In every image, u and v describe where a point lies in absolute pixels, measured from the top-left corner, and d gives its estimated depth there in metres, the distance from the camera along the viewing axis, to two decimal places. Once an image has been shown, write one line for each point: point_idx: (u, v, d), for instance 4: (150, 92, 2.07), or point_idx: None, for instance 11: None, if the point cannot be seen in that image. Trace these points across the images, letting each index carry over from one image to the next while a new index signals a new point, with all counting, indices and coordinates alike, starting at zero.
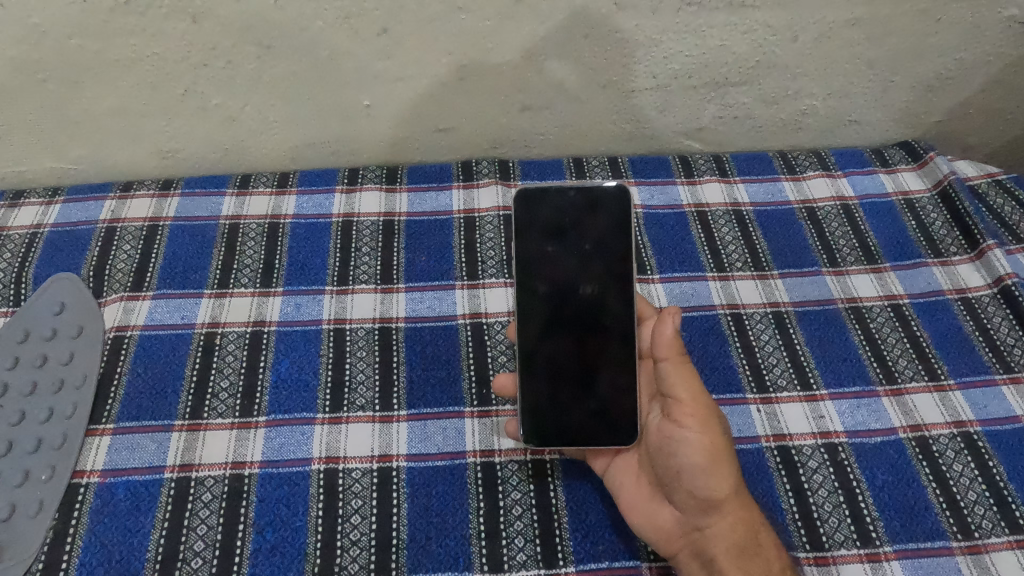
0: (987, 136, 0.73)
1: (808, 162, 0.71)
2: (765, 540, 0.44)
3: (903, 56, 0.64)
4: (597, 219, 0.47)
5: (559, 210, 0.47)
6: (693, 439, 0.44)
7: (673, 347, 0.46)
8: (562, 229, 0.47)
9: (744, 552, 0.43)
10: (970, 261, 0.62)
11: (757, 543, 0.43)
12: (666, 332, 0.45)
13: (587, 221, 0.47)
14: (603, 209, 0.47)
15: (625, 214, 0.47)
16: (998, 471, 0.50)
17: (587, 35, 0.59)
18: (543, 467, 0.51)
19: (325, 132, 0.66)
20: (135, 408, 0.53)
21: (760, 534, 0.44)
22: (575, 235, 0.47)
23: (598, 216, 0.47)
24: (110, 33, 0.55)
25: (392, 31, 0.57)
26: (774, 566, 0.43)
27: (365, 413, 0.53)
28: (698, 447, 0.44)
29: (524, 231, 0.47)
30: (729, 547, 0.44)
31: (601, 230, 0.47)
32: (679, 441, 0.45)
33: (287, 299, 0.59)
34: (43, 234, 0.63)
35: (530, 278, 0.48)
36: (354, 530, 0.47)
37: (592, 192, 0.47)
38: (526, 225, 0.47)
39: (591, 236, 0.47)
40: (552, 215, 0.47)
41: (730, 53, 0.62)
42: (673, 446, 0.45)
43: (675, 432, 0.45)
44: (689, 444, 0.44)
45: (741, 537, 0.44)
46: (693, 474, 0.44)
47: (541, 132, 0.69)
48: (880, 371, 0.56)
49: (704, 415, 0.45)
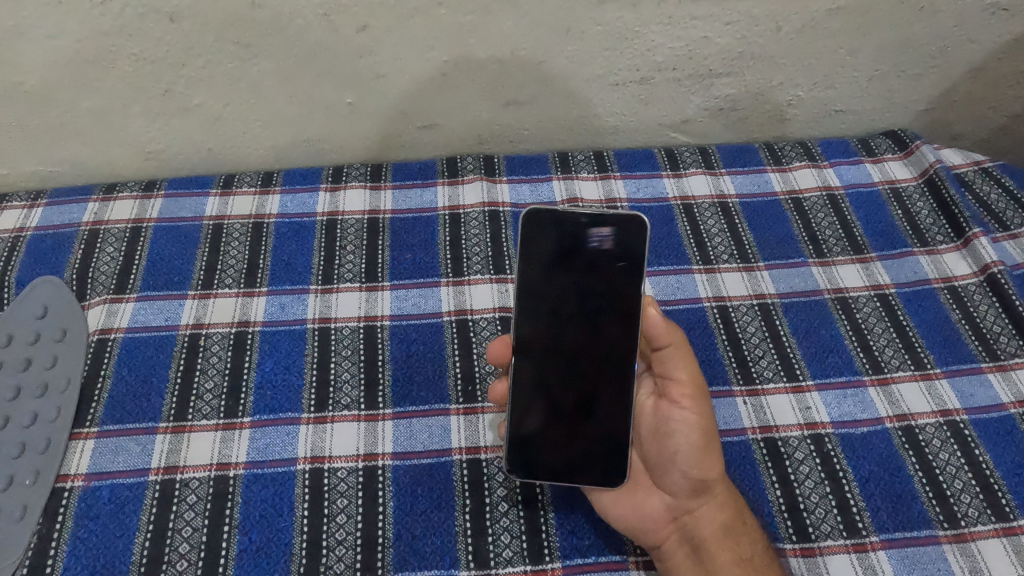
0: (973, 124, 0.73)
1: (795, 153, 0.71)
2: (749, 520, 0.46)
3: (887, 45, 0.64)
4: (607, 249, 0.45)
5: (566, 238, 0.46)
6: (689, 422, 0.46)
7: (669, 333, 0.47)
8: (569, 258, 0.46)
9: (731, 533, 0.46)
10: (957, 250, 0.62)
11: (742, 524, 0.46)
12: (661, 319, 0.47)
13: (595, 251, 0.45)
14: (614, 239, 0.45)
15: (636, 247, 0.45)
16: (984, 459, 0.50)
17: (569, 29, 0.59)
18: (533, 494, 0.49)
19: (308, 130, 0.66)
20: (119, 411, 0.52)
21: (744, 515, 0.46)
22: (582, 264, 0.46)
23: (608, 246, 0.45)
24: (87, 34, 0.55)
25: (372, 27, 0.57)
26: (760, 547, 0.45)
27: (350, 412, 0.53)
28: (694, 430, 0.46)
29: (528, 258, 0.46)
30: (717, 528, 0.46)
31: (611, 261, 0.46)
32: (676, 425, 0.46)
33: (272, 299, 0.59)
34: (26, 237, 0.63)
35: (532, 304, 0.47)
36: (340, 530, 0.47)
37: (602, 222, 0.45)
38: (530, 252, 0.46)
39: (598, 267, 0.46)
40: (556, 243, 0.46)
41: (713, 44, 0.61)
42: (668, 429, 0.47)
43: (671, 416, 0.47)
44: (686, 428, 0.46)
45: (729, 519, 0.46)
46: (689, 457, 0.46)
47: (526, 128, 0.68)
48: (866, 361, 0.55)
49: (700, 398, 0.47)
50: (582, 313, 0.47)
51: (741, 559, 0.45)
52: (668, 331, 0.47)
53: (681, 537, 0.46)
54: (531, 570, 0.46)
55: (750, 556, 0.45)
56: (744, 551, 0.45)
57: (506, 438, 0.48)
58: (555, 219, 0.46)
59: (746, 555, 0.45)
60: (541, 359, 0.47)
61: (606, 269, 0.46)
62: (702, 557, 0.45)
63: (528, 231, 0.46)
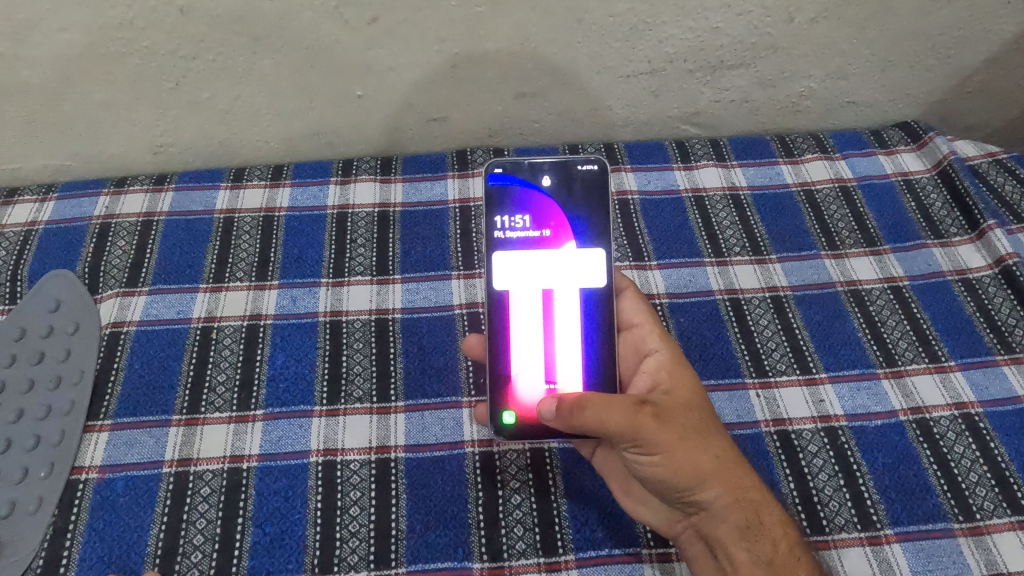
0: (987, 115, 0.73)
1: (807, 145, 0.70)
2: (769, 519, 0.42)
3: (901, 35, 0.63)
4: (575, 193, 0.49)
5: (534, 189, 0.49)
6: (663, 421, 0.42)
7: (646, 313, 0.49)
8: (538, 207, 0.49)
9: (748, 533, 0.42)
10: (971, 242, 0.62)
11: (759, 522, 0.42)
12: (635, 300, 0.50)
13: (561, 198, 0.49)
14: (577, 182, 0.49)
15: (602, 190, 0.49)
16: (999, 451, 0.49)
17: (580, 20, 0.58)
18: (546, 486, 0.49)
19: (318, 123, 0.66)
20: (132, 403, 0.53)
21: (762, 513, 0.42)
22: (552, 210, 0.49)
23: (573, 189, 0.49)
24: (97, 27, 0.55)
25: (382, 19, 0.56)
26: (783, 544, 0.41)
27: (363, 404, 0.53)
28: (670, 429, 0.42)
29: (500, 213, 0.49)
30: (730, 529, 0.42)
31: (578, 203, 0.49)
32: None
33: (283, 292, 0.59)
34: (38, 232, 0.63)
35: (508, 259, 0.48)
36: (353, 522, 0.47)
37: (569, 170, 0.49)
38: (502, 198, 0.49)
39: (567, 212, 0.49)
40: (526, 196, 0.49)
41: (725, 35, 0.61)
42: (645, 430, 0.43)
43: None
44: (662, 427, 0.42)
45: (742, 520, 0.41)
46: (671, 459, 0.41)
47: (536, 120, 0.68)
48: (879, 354, 0.55)
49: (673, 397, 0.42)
50: (562, 264, 0.48)
51: (760, 561, 0.41)
52: (645, 311, 0.50)
53: (695, 534, 0.43)
54: (543, 563, 0.46)
55: (771, 558, 0.41)
56: (765, 551, 0.41)
57: (493, 403, 0.47)
58: (521, 174, 0.49)
59: (766, 556, 0.41)
60: (523, 311, 0.48)
61: (574, 213, 0.49)
62: (717, 555, 0.42)
63: (494, 185, 0.49)
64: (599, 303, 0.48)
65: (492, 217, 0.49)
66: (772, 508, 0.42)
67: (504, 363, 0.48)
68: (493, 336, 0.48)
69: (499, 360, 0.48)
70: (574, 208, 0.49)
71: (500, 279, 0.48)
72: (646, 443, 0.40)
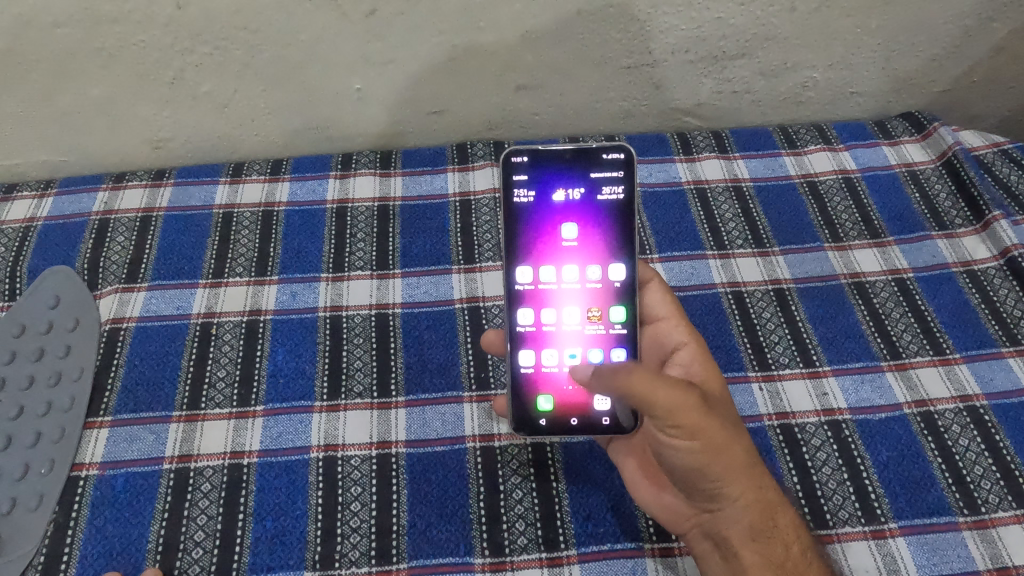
0: (992, 105, 0.72)
1: (809, 136, 0.70)
2: (782, 522, 0.41)
3: (905, 24, 0.62)
4: (594, 179, 0.47)
5: (556, 176, 0.48)
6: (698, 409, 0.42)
7: (671, 307, 0.49)
8: (556, 194, 0.47)
9: (760, 535, 0.41)
10: (976, 233, 0.61)
11: (772, 525, 0.41)
12: (660, 292, 0.49)
13: (584, 188, 0.47)
14: (599, 168, 0.47)
15: (630, 174, 0.47)
16: (1003, 445, 0.49)
17: (581, 12, 0.58)
18: (547, 479, 0.49)
19: (316, 117, 0.65)
20: (133, 400, 0.52)
21: (777, 516, 0.41)
22: (571, 197, 0.47)
23: (594, 176, 0.47)
24: (93, 20, 0.54)
25: (381, 11, 0.56)
26: (796, 548, 0.41)
27: (363, 400, 0.53)
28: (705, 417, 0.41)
29: (518, 205, 0.47)
30: (744, 530, 0.41)
31: (596, 188, 0.47)
32: None
33: (283, 288, 0.59)
34: (36, 228, 0.63)
35: (523, 249, 0.48)
36: (354, 518, 0.47)
37: (588, 154, 0.47)
38: (515, 185, 0.47)
39: (586, 199, 0.48)
40: (546, 187, 0.47)
41: (728, 25, 0.60)
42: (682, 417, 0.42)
43: None
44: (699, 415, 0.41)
45: (755, 522, 0.41)
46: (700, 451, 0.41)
47: (537, 114, 0.67)
48: (883, 346, 0.55)
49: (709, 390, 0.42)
50: (580, 252, 0.48)
51: (771, 563, 0.41)
52: (670, 303, 0.49)
53: (703, 532, 0.43)
54: (545, 558, 0.46)
55: (782, 560, 0.41)
56: (776, 552, 0.41)
57: (512, 389, 0.48)
58: (542, 161, 0.47)
59: (777, 557, 0.41)
60: (541, 299, 0.48)
61: (595, 200, 0.48)
62: (725, 555, 0.42)
63: (511, 173, 0.47)
64: (620, 292, 0.48)
65: (510, 204, 0.47)
66: (786, 511, 0.42)
67: (523, 359, 0.48)
68: (512, 322, 0.48)
69: (517, 349, 0.48)
70: (596, 201, 0.48)
71: (518, 272, 0.48)
72: (692, 424, 0.39)
